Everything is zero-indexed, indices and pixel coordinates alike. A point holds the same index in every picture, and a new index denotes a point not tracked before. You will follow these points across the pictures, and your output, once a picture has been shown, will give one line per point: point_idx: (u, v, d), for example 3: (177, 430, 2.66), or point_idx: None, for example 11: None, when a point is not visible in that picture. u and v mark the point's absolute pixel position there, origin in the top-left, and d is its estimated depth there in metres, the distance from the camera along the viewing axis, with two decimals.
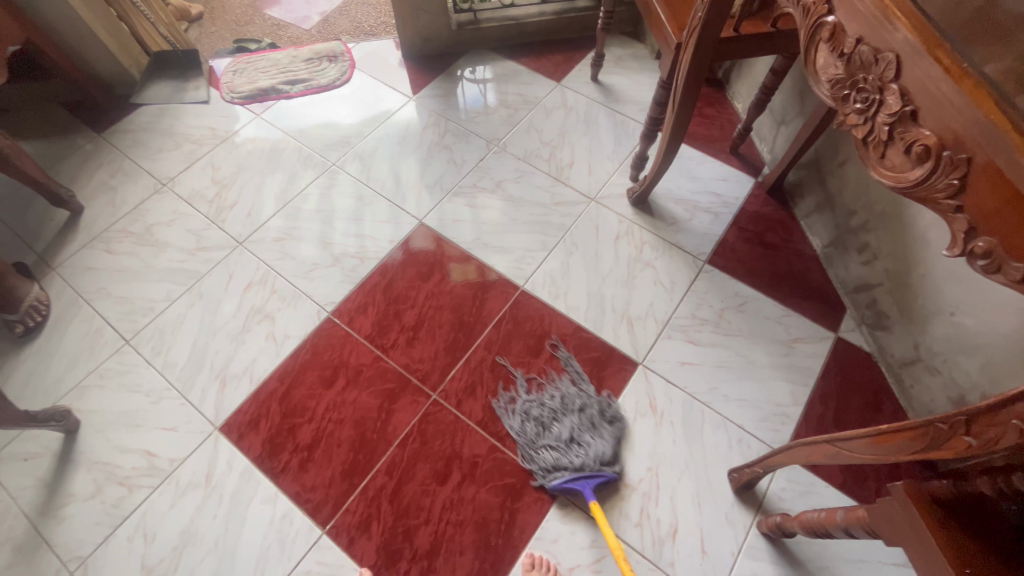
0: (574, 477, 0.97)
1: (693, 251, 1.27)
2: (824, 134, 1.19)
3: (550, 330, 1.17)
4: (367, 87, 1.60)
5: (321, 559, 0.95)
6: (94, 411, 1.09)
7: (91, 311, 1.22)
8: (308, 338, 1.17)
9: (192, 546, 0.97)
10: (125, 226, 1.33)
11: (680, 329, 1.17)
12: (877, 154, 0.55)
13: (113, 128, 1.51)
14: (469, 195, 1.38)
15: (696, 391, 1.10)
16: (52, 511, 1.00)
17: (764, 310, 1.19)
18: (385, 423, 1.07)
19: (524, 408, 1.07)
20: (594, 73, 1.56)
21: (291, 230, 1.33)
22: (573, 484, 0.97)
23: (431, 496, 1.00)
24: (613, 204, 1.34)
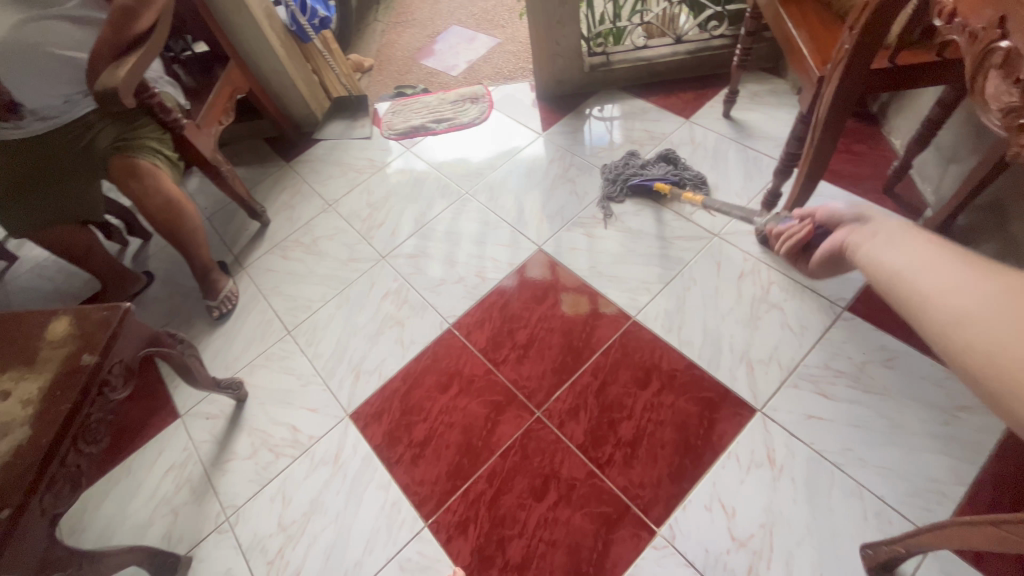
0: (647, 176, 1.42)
1: (830, 296, 1.16)
2: (1008, 173, 1.03)
3: (660, 363, 1.15)
4: (502, 125, 1.75)
5: (421, 549, 1.02)
6: (259, 387, 1.31)
7: (266, 304, 1.48)
8: (430, 345, 1.29)
9: (318, 514, 1.10)
10: (298, 237, 1.61)
11: (808, 378, 1.07)
12: None
13: (298, 158, 1.85)
14: (587, 225, 1.42)
15: (825, 450, 0.99)
16: (220, 463, 1.21)
17: (918, 369, 1.04)
18: (490, 433, 1.13)
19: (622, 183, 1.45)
20: (726, 109, 1.54)
21: (425, 249, 1.49)
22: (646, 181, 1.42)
23: (527, 511, 1.02)
24: (738, 240, 1.29)
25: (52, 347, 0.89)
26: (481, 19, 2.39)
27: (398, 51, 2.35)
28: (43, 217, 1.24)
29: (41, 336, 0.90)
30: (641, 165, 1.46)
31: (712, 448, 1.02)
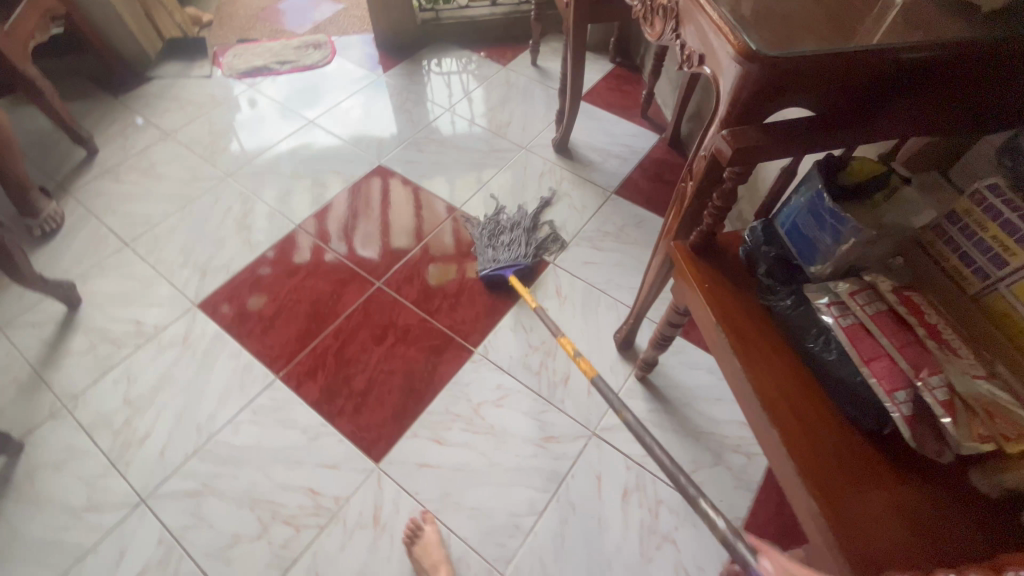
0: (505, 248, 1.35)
1: (603, 185, 1.54)
2: (700, 87, 1.50)
3: (479, 239, 1.42)
4: (345, 68, 1.92)
5: (273, 395, 1.15)
6: (94, 292, 1.32)
7: (98, 222, 1.46)
8: (278, 243, 1.41)
9: (168, 385, 1.17)
10: (132, 163, 1.60)
11: (587, 239, 1.42)
12: (649, 24, 0.84)
13: (129, 94, 1.81)
14: (422, 145, 1.66)
15: (595, 282, 1.33)
16: (53, 361, 1.20)
17: (657, 227, 1.45)
18: (336, 302, 1.30)
19: (485, 234, 1.39)
20: (534, 58, 1.89)
21: (273, 168, 1.60)
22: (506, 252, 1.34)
23: (369, 354, 1.21)
24: (541, 151, 1.63)
25: None
26: None
27: (237, 6, 2.35)
28: None
29: None
30: (490, 239, 1.38)
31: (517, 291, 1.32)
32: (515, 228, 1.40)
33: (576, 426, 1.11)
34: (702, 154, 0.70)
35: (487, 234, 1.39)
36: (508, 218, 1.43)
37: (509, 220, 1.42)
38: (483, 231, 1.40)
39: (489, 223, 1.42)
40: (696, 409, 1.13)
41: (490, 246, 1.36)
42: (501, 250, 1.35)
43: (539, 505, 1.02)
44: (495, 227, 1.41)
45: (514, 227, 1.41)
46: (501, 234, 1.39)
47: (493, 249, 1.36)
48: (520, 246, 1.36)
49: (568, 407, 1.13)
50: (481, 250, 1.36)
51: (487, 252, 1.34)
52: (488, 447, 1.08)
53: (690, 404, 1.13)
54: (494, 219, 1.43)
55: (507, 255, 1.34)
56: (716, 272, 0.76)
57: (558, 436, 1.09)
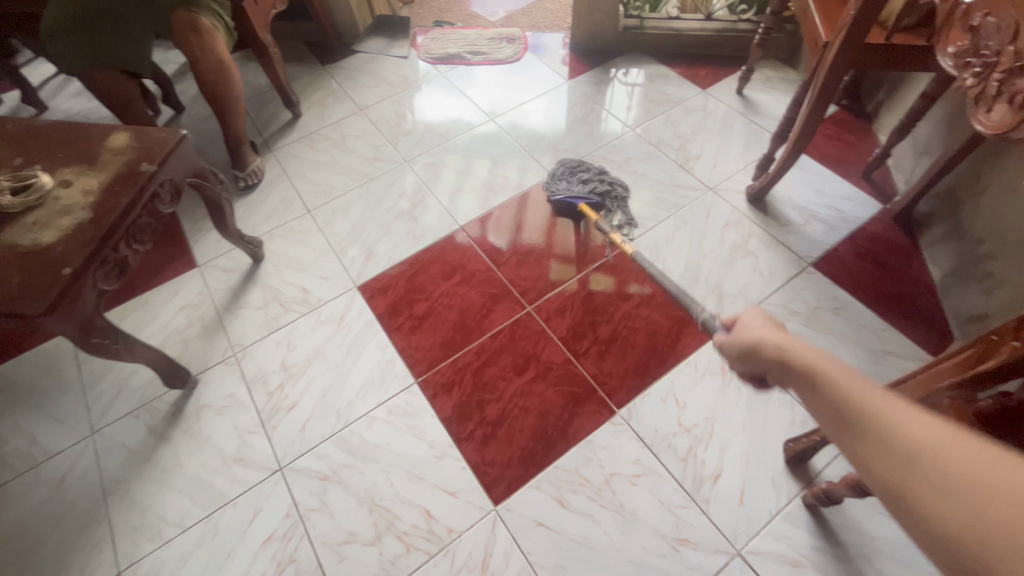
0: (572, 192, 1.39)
1: (799, 252, 1.32)
2: (965, 163, 1.21)
3: (643, 284, 1.29)
4: (533, 67, 1.87)
5: (408, 399, 1.15)
6: (275, 252, 1.42)
7: (290, 184, 1.57)
8: (440, 241, 1.41)
9: (319, 360, 1.22)
10: (327, 132, 1.71)
11: (768, 313, 1.22)
12: (987, 109, 0.65)
13: (335, 64, 1.93)
14: (597, 163, 1.56)
15: None
16: (233, 309, 1.32)
17: (861, 319, 1.21)
18: (484, 317, 1.26)
19: (567, 172, 1.46)
20: (740, 86, 1.67)
21: (445, 160, 1.61)
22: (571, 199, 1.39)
23: (507, 382, 1.16)
24: (730, 196, 1.44)
25: (112, 153, 1.01)
26: None
27: None
28: (88, 52, 1.30)
29: (103, 145, 1.02)
30: (573, 175, 1.44)
31: (675, 355, 1.18)
32: (595, 172, 1.45)
33: (718, 537, 0.96)
34: None
35: (568, 172, 1.45)
36: (591, 167, 1.47)
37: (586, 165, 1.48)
38: (569, 165, 1.46)
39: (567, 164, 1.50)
40: (874, 565, 0.92)
41: (565, 185, 1.42)
42: (576, 179, 1.43)
43: None
44: (582, 168, 1.45)
45: (588, 167, 1.47)
46: (579, 176, 1.44)
47: (566, 186, 1.42)
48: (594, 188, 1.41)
49: (713, 510, 0.99)
50: (555, 183, 1.43)
51: (560, 185, 1.43)
52: (613, 527, 0.98)
53: (868, 556, 0.93)
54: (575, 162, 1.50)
55: (581, 186, 1.41)
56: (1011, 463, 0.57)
57: (694, 542, 0.96)
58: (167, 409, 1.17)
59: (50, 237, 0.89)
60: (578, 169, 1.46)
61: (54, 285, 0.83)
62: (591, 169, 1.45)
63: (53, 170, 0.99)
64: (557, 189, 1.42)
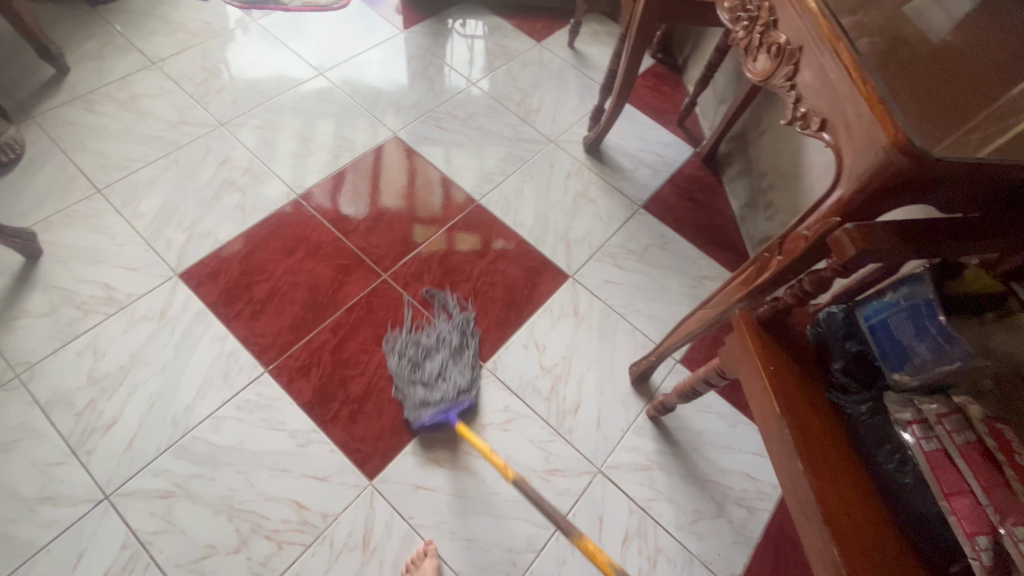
0: (438, 408, 1.04)
1: (632, 196, 1.45)
2: (751, 108, 1.41)
3: (498, 240, 1.32)
4: (362, 15, 1.72)
5: (260, 391, 1.05)
6: (57, 244, 1.16)
7: (66, 159, 1.27)
8: (275, 213, 1.27)
9: (140, 365, 1.04)
10: (110, 92, 1.40)
11: (610, 255, 1.34)
12: (751, 58, 0.75)
13: (109, 6, 1.57)
14: (441, 120, 1.51)
15: (615, 304, 1.26)
16: (6, 321, 1.06)
17: (684, 251, 1.38)
18: (337, 291, 1.18)
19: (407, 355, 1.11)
20: (571, 39, 1.73)
21: (271, 122, 1.43)
22: (439, 416, 1.04)
23: (369, 355, 1.12)
24: (570, 148, 1.52)
25: None
26: None
27: None
28: None
29: None
30: (421, 379, 1.08)
31: (533, 303, 1.23)
32: (442, 347, 1.13)
33: (582, 461, 1.06)
34: (802, 230, 0.63)
35: (409, 365, 1.10)
36: (429, 334, 1.14)
37: (433, 359, 1.11)
38: (404, 339, 1.13)
39: (408, 343, 1.13)
40: (703, 455, 1.10)
41: (423, 395, 1.06)
42: (431, 373, 1.09)
43: (537, 543, 0.98)
44: (423, 369, 1.10)
45: (439, 345, 1.13)
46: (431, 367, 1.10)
47: (421, 384, 1.07)
48: (456, 373, 1.10)
49: (576, 439, 1.08)
50: (406, 390, 1.07)
51: (415, 393, 1.06)
52: (489, 474, 1.03)
53: (698, 449, 1.10)
54: (409, 347, 1.12)
55: (442, 386, 1.07)
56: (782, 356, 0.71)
57: (563, 470, 1.05)
58: None
59: None
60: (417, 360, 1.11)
61: None
62: (437, 366, 1.10)
63: None
64: (414, 399, 1.06)
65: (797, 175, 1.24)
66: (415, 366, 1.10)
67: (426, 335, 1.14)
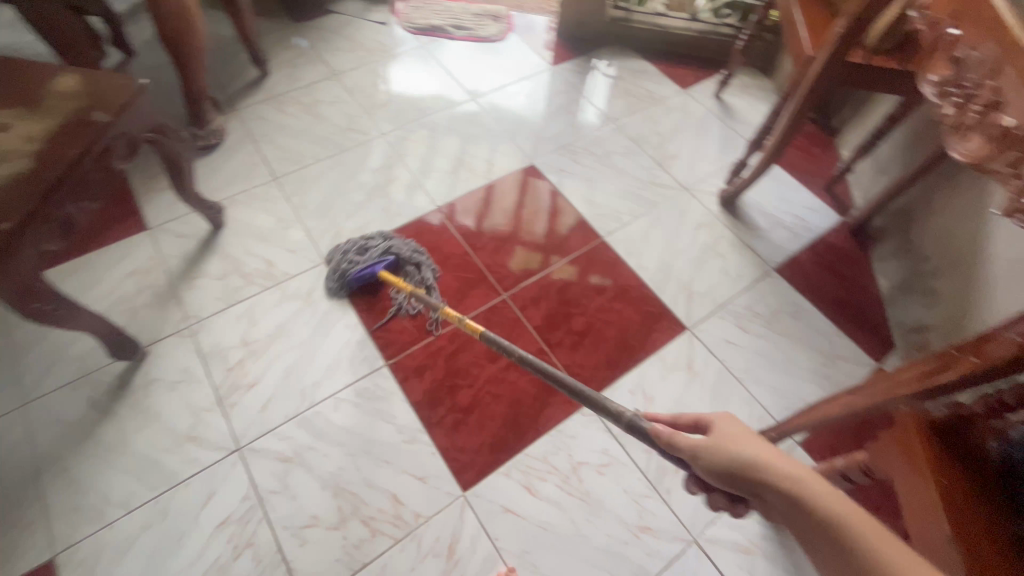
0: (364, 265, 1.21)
1: (765, 257, 1.38)
2: (919, 185, 1.29)
3: (618, 278, 1.31)
4: (517, 49, 1.83)
5: (378, 383, 1.12)
6: (237, 219, 1.33)
7: (255, 148, 1.47)
8: (415, 220, 1.37)
9: (283, 337, 1.16)
10: (298, 95, 1.61)
11: (733, 314, 1.27)
12: (962, 138, 0.69)
13: (309, 23, 1.81)
14: (578, 154, 1.55)
15: (733, 367, 1.20)
16: (189, 278, 1.23)
17: (815, 324, 1.28)
18: (459, 302, 1.24)
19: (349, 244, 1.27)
20: (719, 90, 1.71)
21: (424, 137, 1.55)
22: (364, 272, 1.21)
23: (480, 369, 1.15)
24: (703, 197, 1.48)
25: (60, 98, 0.91)
26: None
27: None
28: None
29: (48, 87, 0.92)
30: (358, 251, 1.25)
31: (646, 349, 1.21)
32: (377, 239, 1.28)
33: (677, 525, 1.01)
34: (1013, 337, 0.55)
35: (355, 248, 1.26)
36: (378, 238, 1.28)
37: (368, 243, 1.26)
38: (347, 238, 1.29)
39: (354, 244, 1.27)
40: None
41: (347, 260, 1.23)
42: (363, 251, 1.25)
43: None
44: (366, 245, 1.26)
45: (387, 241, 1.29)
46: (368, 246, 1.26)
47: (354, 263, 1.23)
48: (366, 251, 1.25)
49: (674, 500, 1.03)
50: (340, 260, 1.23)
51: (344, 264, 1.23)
52: (578, 514, 1.00)
53: None
54: (347, 247, 1.26)
55: (368, 257, 1.23)
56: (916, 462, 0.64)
57: (655, 529, 1.00)
58: (111, 382, 1.08)
59: None
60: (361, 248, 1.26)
61: None
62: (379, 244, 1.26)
63: None
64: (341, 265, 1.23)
65: (971, 265, 1.11)
66: (357, 253, 1.24)
67: (353, 240, 1.28)
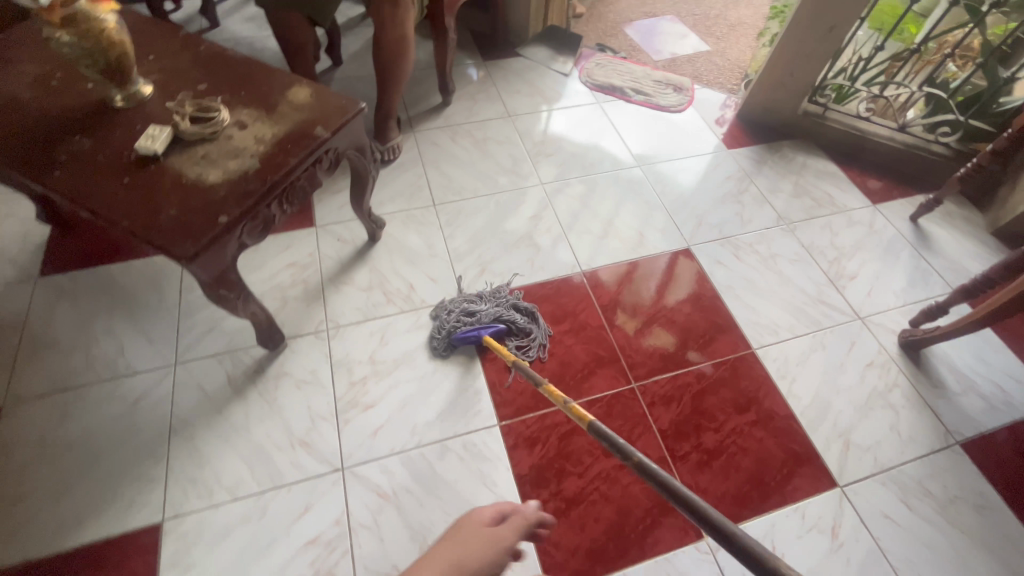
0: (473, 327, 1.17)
1: (948, 425, 1.16)
2: None
3: (763, 401, 1.17)
4: (694, 125, 1.76)
5: (487, 441, 1.07)
6: (392, 236, 1.38)
7: (422, 172, 1.54)
8: (557, 279, 1.33)
9: (407, 366, 1.16)
10: (471, 129, 1.66)
11: (898, 484, 1.07)
12: None
13: (496, 63, 1.89)
14: (740, 249, 1.43)
15: (890, 551, 1.00)
16: (338, 282, 1.29)
17: (1006, 530, 1.04)
18: (585, 379, 1.17)
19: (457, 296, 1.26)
20: (918, 213, 1.51)
21: (582, 195, 1.52)
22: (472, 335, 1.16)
23: (593, 459, 1.07)
24: (879, 333, 1.30)
25: (292, 106, 0.98)
26: (700, 22, 2.38)
27: (609, 13, 2.36)
28: None
29: (284, 95, 1.00)
30: (465, 313, 1.21)
31: (782, 495, 1.05)
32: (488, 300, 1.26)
33: None
34: None
35: (459, 304, 1.24)
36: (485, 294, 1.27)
37: (473, 305, 1.22)
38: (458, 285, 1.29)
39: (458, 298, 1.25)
40: None
41: (458, 322, 1.19)
42: (476, 316, 1.21)
43: None
44: (477, 307, 1.23)
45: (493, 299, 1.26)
46: (476, 311, 1.22)
47: (461, 325, 1.19)
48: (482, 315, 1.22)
49: None
50: (449, 317, 1.21)
51: (455, 320, 1.20)
52: None
53: None
54: (450, 308, 1.23)
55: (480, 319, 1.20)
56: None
57: None
58: (250, 364, 1.14)
59: (214, 178, 0.87)
60: (464, 300, 1.25)
61: (207, 232, 0.81)
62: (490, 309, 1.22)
63: (234, 107, 0.97)
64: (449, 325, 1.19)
65: None
66: (464, 315, 1.21)
67: (456, 299, 1.25)
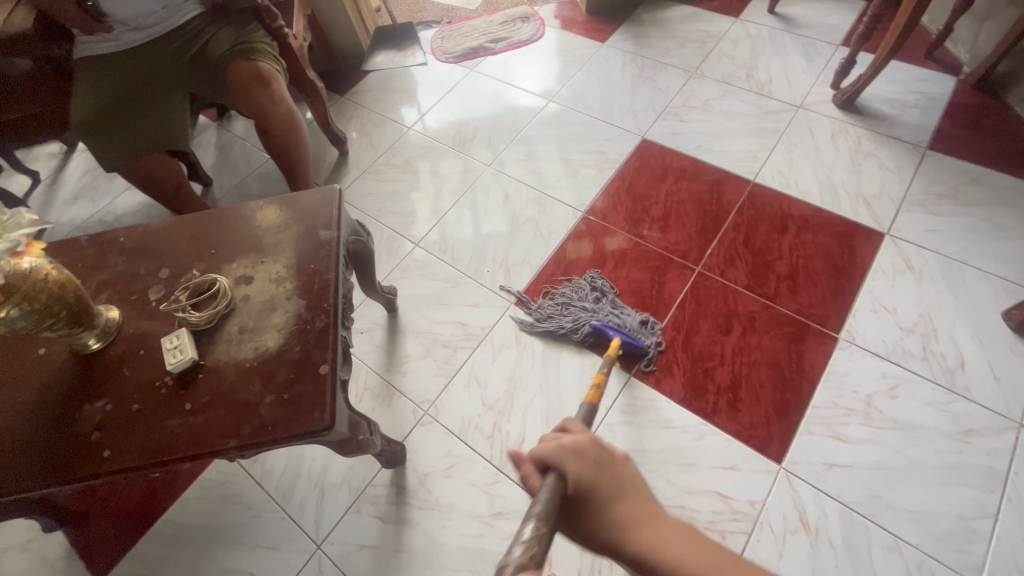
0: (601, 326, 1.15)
1: (911, 140, 1.36)
2: None
3: (791, 212, 1.29)
4: (562, 39, 1.80)
5: (635, 394, 1.10)
6: (406, 296, 1.31)
7: (379, 225, 1.45)
8: (572, 232, 1.34)
9: (521, 387, 1.14)
10: (387, 160, 1.58)
11: (919, 204, 1.26)
12: None
13: (354, 90, 1.78)
14: (680, 113, 1.52)
15: (951, 252, 1.18)
16: (396, 366, 1.21)
17: (999, 184, 1.26)
18: (661, 291, 1.22)
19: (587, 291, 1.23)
20: (774, 5, 1.69)
21: (528, 153, 1.52)
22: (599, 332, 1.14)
23: (720, 345, 1.14)
24: (820, 109, 1.47)
25: (276, 232, 0.88)
26: None
27: None
28: (134, 138, 1.13)
29: (257, 227, 0.89)
30: (597, 312, 1.19)
31: (859, 267, 1.19)
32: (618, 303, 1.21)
33: (995, 416, 0.99)
34: None
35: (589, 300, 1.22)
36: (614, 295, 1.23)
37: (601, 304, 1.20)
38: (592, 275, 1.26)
39: (585, 293, 1.23)
40: None
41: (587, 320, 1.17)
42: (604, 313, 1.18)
43: (990, 507, 0.92)
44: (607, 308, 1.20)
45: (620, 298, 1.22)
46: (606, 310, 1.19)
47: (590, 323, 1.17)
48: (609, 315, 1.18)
49: (977, 395, 1.02)
50: (573, 312, 1.19)
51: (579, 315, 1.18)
52: (900, 443, 0.99)
53: None
54: (573, 306, 1.21)
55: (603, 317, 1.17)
56: (586, 523, 0.50)
57: (979, 429, 0.98)
58: (388, 491, 1.06)
59: (275, 341, 0.76)
60: (590, 299, 1.22)
61: (323, 390, 0.72)
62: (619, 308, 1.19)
63: (222, 268, 0.85)
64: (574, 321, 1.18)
65: None
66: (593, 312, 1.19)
67: (578, 297, 1.23)
